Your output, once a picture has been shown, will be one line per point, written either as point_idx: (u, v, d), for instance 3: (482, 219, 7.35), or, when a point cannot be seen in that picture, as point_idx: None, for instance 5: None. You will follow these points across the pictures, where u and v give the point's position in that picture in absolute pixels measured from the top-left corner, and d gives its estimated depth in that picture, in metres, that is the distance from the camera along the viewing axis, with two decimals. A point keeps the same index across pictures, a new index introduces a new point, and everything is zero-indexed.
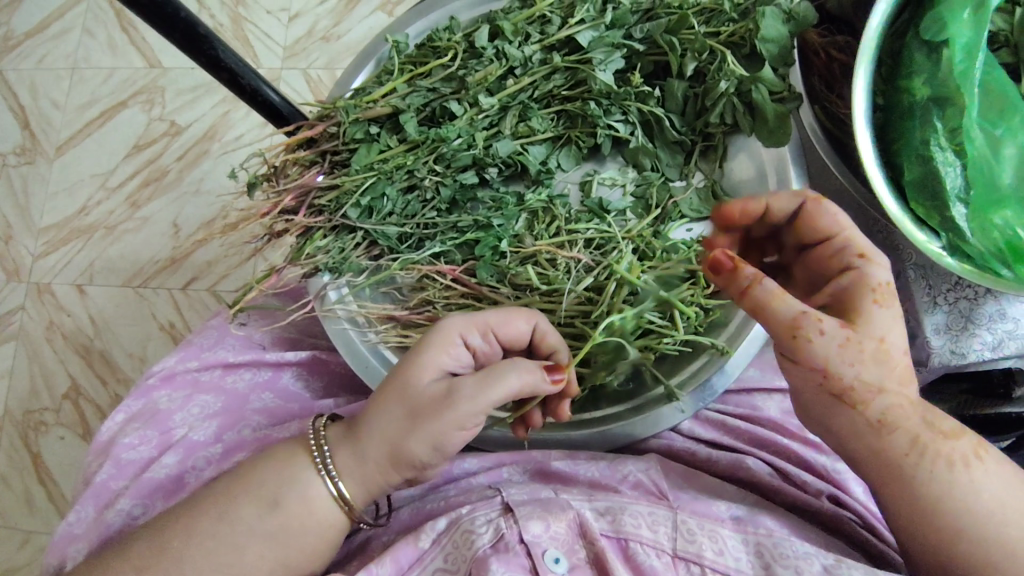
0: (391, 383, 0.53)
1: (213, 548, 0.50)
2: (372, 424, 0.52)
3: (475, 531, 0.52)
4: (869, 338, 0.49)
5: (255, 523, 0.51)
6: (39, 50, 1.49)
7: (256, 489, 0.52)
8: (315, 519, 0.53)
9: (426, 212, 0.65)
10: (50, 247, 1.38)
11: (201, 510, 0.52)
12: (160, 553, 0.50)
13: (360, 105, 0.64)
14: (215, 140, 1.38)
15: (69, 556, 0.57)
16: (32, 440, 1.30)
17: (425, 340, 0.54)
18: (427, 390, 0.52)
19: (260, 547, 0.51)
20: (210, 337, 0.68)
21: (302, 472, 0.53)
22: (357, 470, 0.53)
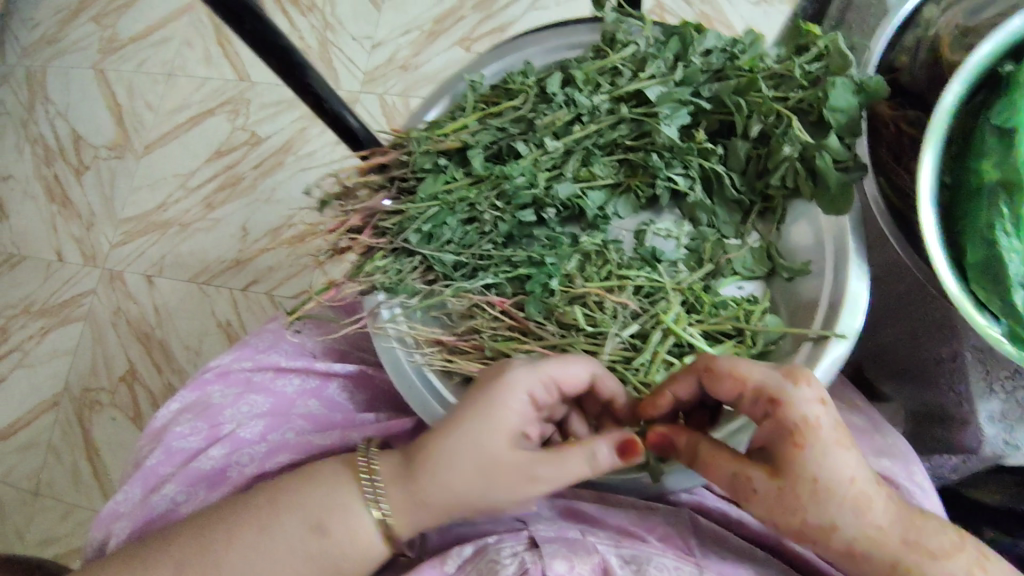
0: (457, 443, 0.52)
1: (253, 560, 0.53)
2: (440, 473, 0.53)
3: (501, 562, 0.52)
4: (802, 489, 0.51)
5: (297, 542, 0.53)
6: (141, 54, 1.61)
7: (302, 509, 0.54)
8: (356, 544, 0.54)
9: (483, 244, 0.67)
10: (128, 237, 1.47)
11: (247, 519, 0.54)
12: (201, 555, 0.53)
13: (431, 138, 0.68)
14: (291, 153, 1.47)
15: (113, 533, 0.61)
16: (87, 417, 1.37)
17: (494, 403, 0.52)
18: (501, 457, 0.52)
19: (300, 565, 0.53)
20: (266, 338, 0.71)
21: (346, 497, 0.55)
22: (411, 507, 0.54)
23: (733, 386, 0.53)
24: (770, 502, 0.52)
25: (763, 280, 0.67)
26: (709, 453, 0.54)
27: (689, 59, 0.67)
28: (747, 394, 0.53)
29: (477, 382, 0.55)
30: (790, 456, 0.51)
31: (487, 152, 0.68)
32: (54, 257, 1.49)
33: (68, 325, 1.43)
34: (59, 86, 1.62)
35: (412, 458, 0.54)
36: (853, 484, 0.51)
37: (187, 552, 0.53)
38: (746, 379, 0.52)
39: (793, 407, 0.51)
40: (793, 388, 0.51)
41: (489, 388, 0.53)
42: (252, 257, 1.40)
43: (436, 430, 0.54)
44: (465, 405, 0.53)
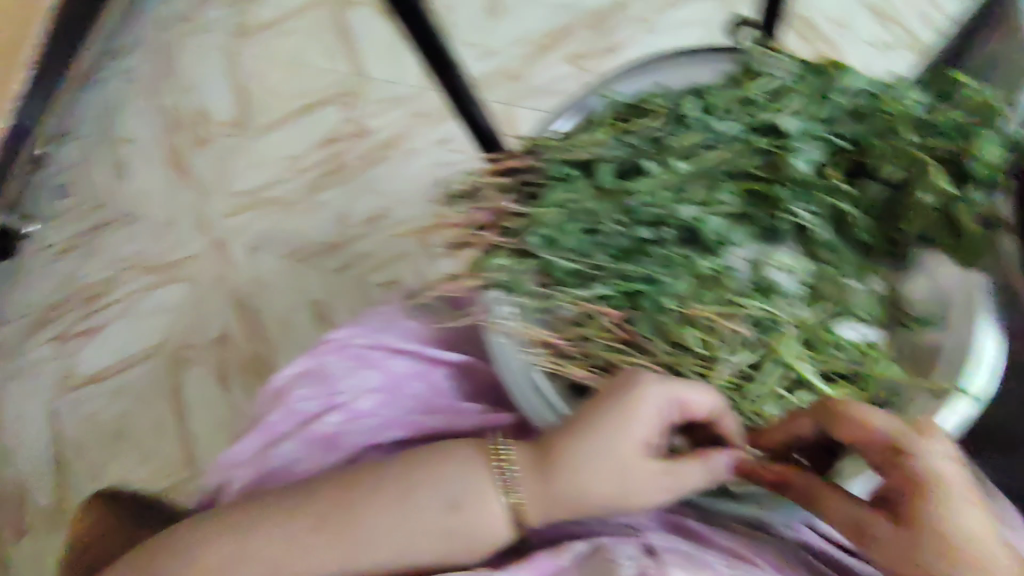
0: (594, 454, 0.54)
1: (391, 526, 0.55)
2: (577, 476, 0.55)
3: (620, 561, 0.53)
4: (933, 542, 0.51)
5: (433, 516, 0.55)
6: (268, 40, 1.71)
7: (440, 487, 0.56)
8: (486, 527, 0.56)
9: (599, 256, 0.68)
10: (237, 209, 1.56)
11: (386, 487, 0.56)
12: (342, 513, 0.56)
13: (565, 148, 0.70)
14: (395, 148, 1.53)
15: (233, 480, 0.65)
16: (179, 371, 1.46)
17: (631, 421, 0.54)
18: (636, 467, 0.54)
19: (433, 538, 0.55)
20: (378, 321, 0.73)
21: (480, 481, 0.56)
22: (545, 500, 0.56)
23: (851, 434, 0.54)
24: (896, 554, 0.52)
25: (880, 326, 0.67)
26: (831, 497, 0.54)
27: (829, 96, 0.67)
28: (866, 444, 0.54)
29: (600, 392, 0.56)
30: (914, 506, 0.52)
31: (617, 168, 0.69)
32: (167, 220, 1.59)
33: (173, 284, 1.53)
34: (191, 62, 1.74)
35: (543, 459, 0.56)
36: (985, 542, 0.51)
37: (330, 510, 0.56)
38: (871, 429, 0.53)
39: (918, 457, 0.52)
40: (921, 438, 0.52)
41: (620, 402, 0.54)
42: (348, 242, 1.47)
43: (566, 441, 0.55)
44: (595, 417, 0.55)
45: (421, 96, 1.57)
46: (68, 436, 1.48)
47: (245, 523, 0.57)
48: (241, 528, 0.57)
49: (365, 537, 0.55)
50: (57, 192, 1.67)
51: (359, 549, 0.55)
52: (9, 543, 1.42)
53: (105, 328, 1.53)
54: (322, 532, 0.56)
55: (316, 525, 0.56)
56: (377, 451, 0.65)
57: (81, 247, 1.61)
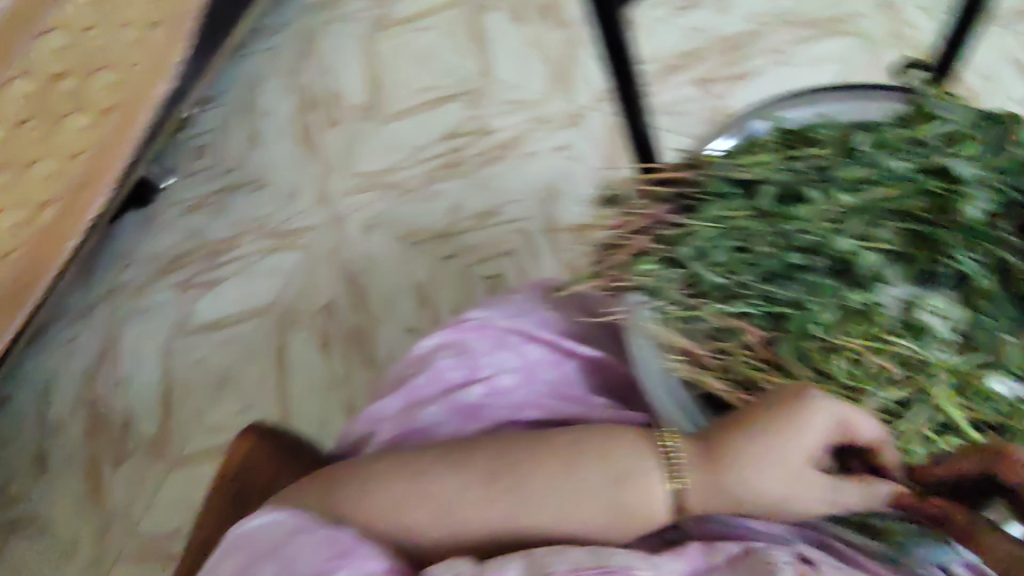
0: (760, 453, 0.54)
1: (556, 492, 0.54)
2: (745, 477, 0.55)
3: (779, 565, 0.51)
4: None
5: (601, 487, 0.54)
6: (405, 35, 1.80)
7: (610, 458, 0.55)
8: (649, 509, 0.55)
9: (748, 274, 0.70)
10: (357, 189, 1.65)
11: (555, 451, 0.56)
12: (506, 473, 0.55)
13: (730, 166, 0.72)
14: (514, 149, 1.58)
15: (378, 432, 0.71)
16: (285, 332, 1.55)
17: (801, 425, 0.54)
18: (802, 472, 0.54)
19: (596, 512, 0.54)
20: (513, 307, 0.77)
21: (647, 461, 0.55)
22: (705, 493, 0.56)
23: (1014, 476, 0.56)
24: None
25: None
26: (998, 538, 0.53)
27: (1006, 148, 0.68)
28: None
29: (772, 400, 0.56)
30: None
31: (778, 192, 0.71)
32: (292, 190, 1.69)
33: (290, 250, 1.63)
34: (331, 46, 1.85)
35: (710, 456, 0.55)
36: None
37: (493, 469, 0.56)
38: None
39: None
40: None
41: (797, 413, 0.54)
42: (458, 233, 1.53)
43: (732, 436, 0.56)
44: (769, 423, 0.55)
45: (545, 102, 1.62)
46: (175, 377, 1.58)
47: (404, 472, 0.57)
48: (403, 467, 0.57)
49: (529, 501, 0.54)
50: (196, 153, 1.80)
51: (521, 512, 0.54)
52: (109, 467, 1.53)
53: (222, 282, 1.64)
54: (486, 490, 0.55)
55: (481, 482, 0.55)
56: (517, 425, 0.69)
57: (211, 205, 1.73)
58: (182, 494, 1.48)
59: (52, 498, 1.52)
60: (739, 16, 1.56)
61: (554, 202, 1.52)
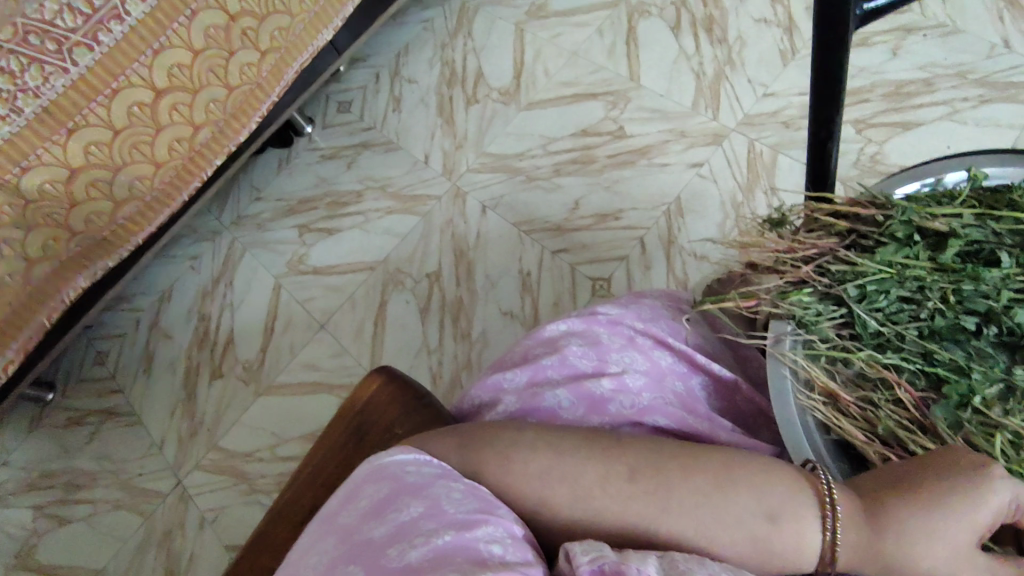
0: (930, 517, 0.52)
1: (702, 508, 0.53)
2: (907, 541, 0.52)
3: None
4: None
5: (748, 516, 0.53)
6: (558, 28, 1.81)
7: (762, 491, 0.53)
8: (796, 551, 0.53)
9: (909, 327, 0.66)
10: (483, 167, 1.68)
11: (700, 468, 0.55)
12: (651, 476, 0.55)
13: (919, 213, 0.66)
14: (645, 157, 1.57)
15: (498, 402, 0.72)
16: (388, 291, 1.61)
17: (976, 495, 0.52)
18: (969, 545, 0.51)
19: (741, 540, 0.53)
20: (648, 311, 0.78)
21: (803, 503, 0.53)
22: (859, 550, 0.52)
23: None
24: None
25: None
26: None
27: None
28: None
29: (939, 462, 0.54)
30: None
31: (965, 248, 0.66)
32: (421, 158, 1.75)
33: (408, 214, 1.68)
34: (484, 27, 1.89)
35: (870, 512, 0.53)
36: None
37: (639, 468, 0.55)
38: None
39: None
40: None
41: (970, 481, 0.52)
42: (574, 229, 1.53)
43: (897, 498, 0.53)
44: (939, 486, 0.53)
45: (687, 116, 1.59)
46: (280, 310, 1.66)
47: (546, 450, 0.58)
48: (539, 442, 0.59)
49: (672, 511, 0.53)
50: (339, 106, 1.89)
51: (661, 521, 0.54)
52: (206, 381, 1.63)
53: (340, 232, 1.72)
54: (628, 489, 0.55)
55: (625, 479, 0.55)
56: (638, 428, 0.67)
57: (343, 158, 1.81)
58: (265, 420, 1.55)
59: (152, 397, 1.64)
60: (911, 63, 1.48)
61: (677, 216, 1.50)
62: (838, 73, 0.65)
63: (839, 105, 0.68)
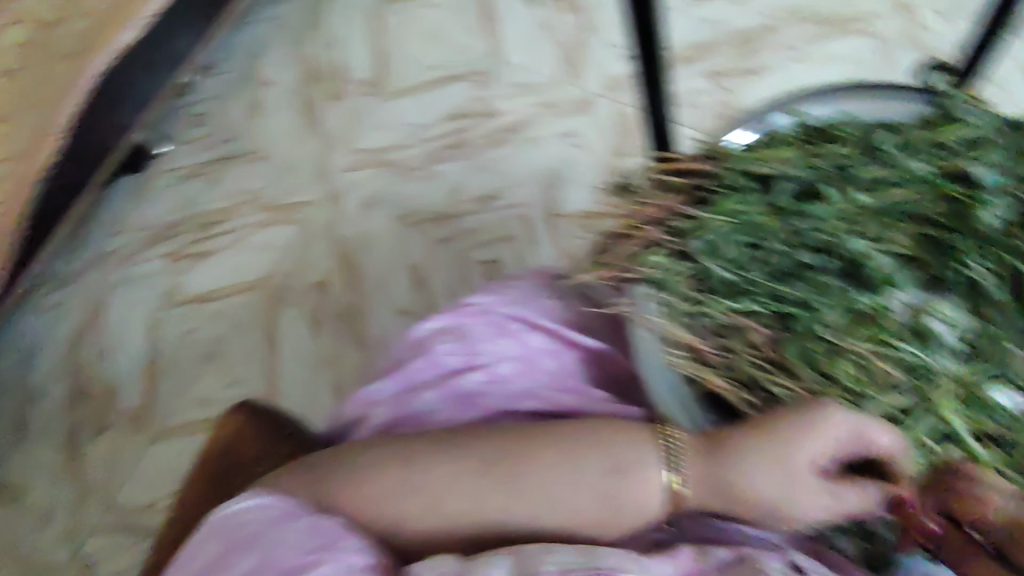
0: (763, 450, 0.57)
1: (555, 478, 0.57)
2: (738, 471, 0.58)
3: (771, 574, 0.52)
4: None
5: (597, 476, 0.58)
6: (415, 11, 1.75)
7: (607, 449, 0.59)
8: (641, 501, 0.58)
9: (757, 272, 0.69)
10: (356, 165, 1.61)
11: (553, 441, 0.59)
12: (508, 457, 0.59)
13: (749, 160, 0.70)
14: (519, 133, 1.56)
15: (370, 416, 0.70)
16: (277, 308, 1.53)
17: (805, 426, 0.56)
18: (801, 472, 0.56)
19: (592, 500, 0.57)
20: (522, 293, 0.76)
21: (645, 454, 0.59)
22: (705, 483, 0.59)
23: (984, 513, 0.59)
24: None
25: None
26: (977, 561, 0.59)
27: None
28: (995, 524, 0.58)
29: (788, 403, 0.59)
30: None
31: (796, 189, 0.69)
32: (290, 164, 1.66)
33: (285, 225, 1.60)
34: (338, 19, 1.80)
35: (711, 449, 0.59)
36: None
37: (496, 452, 0.59)
38: (1000, 511, 0.58)
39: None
40: None
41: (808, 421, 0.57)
42: (457, 215, 1.51)
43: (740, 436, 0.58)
44: (777, 425, 0.57)
45: (555, 87, 1.59)
46: (163, 348, 1.55)
47: (411, 450, 0.61)
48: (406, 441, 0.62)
49: (528, 486, 0.57)
50: (193, 120, 1.76)
51: (519, 497, 0.57)
52: (90, 437, 1.50)
53: (215, 254, 1.61)
54: (486, 472, 0.58)
55: (480, 467, 0.58)
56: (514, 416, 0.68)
57: (206, 175, 1.69)
58: (164, 467, 1.45)
59: (30, 464, 1.49)
60: (754, 10, 1.53)
61: (557, 189, 1.50)
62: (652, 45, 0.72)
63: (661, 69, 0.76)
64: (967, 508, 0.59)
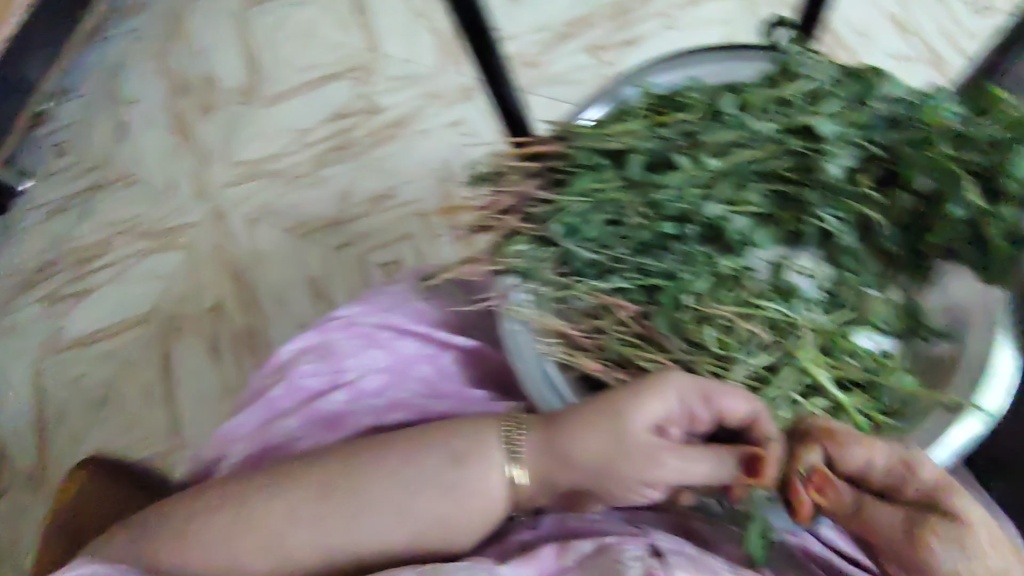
0: (602, 414, 0.54)
1: (393, 485, 0.54)
2: (578, 440, 0.54)
3: (625, 563, 0.48)
4: (958, 568, 0.50)
5: (434, 474, 0.54)
6: (283, 11, 1.67)
7: (445, 443, 0.56)
8: (487, 497, 0.55)
9: (621, 248, 0.68)
10: (239, 179, 1.53)
11: (390, 446, 0.56)
12: (345, 471, 0.55)
13: (598, 136, 0.68)
14: (405, 128, 1.50)
15: (228, 454, 0.66)
16: (170, 339, 1.43)
17: (645, 386, 0.54)
18: (639, 438, 0.53)
19: (433, 500, 0.54)
20: (387, 299, 0.72)
21: (486, 444, 0.56)
22: (543, 461, 0.55)
23: (861, 449, 0.54)
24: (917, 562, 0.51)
25: (898, 337, 0.68)
26: (869, 505, 0.53)
27: (868, 103, 0.65)
28: (874, 460, 0.54)
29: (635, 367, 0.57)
30: (944, 524, 0.50)
31: (645, 160, 0.68)
32: (167, 186, 1.55)
33: (168, 251, 1.50)
34: (202, 26, 1.69)
35: (552, 421, 0.56)
36: None
37: (333, 468, 0.56)
38: (875, 442, 0.54)
39: (928, 466, 0.53)
40: (970, 500, 0.52)
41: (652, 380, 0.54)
42: (351, 219, 1.45)
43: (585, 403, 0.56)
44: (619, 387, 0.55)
45: (436, 76, 1.54)
46: (50, 399, 1.43)
47: (253, 480, 0.57)
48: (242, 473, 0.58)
49: (366, 499, 0.54)
50: (54, 150, 1.62)
51: (359, 513, 0.54)
52: None
53: (95, 291, 1.50)
54: (323, 492, 0.54)
55: (317, 488, 0.55)
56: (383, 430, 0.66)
57: (76, 208, 1.57)
58: None
59: None
60: None
61: (449, 180, 1.46)
62: (481, 33, 0.73)
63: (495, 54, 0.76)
64: (843, 446, 0.55)
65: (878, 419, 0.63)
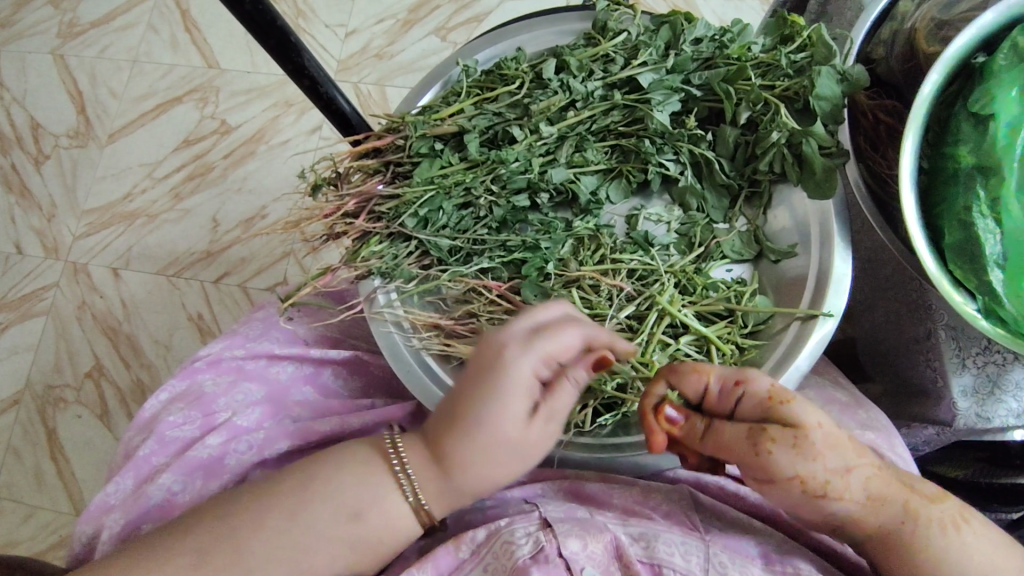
0: (477, 434, 0.52)
1: (287, 543, 0.53)
2: (468, 467, 0.53)
3: (516, 541, 0.54)
4: (797, 471, 0.52)
5: (332, 527, 0.54)
6: (103, 40, 1.54)
7: (339, 495, 0.55)
8: (394, 529, 0.56)
9: (477, 229, 0.68)
10: (92, 229, 1.42)
11: (274, 506, 0.54)
12: (231, 543, 0.53)
13: (428, 122, 0.68)
14: (262, 142, 1.42)
15: (105, 524, 0.63)
16: (50, 414, 1.32)
17: (496, 387, 0.52)
18: (521, 433, 0.52)
19: (337, 548, 0.54)
20: (258, 327, 0.73)
21: (377, 485, 0.55)
22: (451, 494, 0.55)
23: (701, 377, 0.57)
24: (761, 470, 0.54)
25: (751, 263, 0.70)
26: (718, 422, 0.56)
27: (680, 47, 0.68)
28: (714, 383, 0.57)
29: (471, 367, 0.54)
30: (781, 430, 0.53)
31: (482, 138, 0.68)
32: (13, 250, 1.42)
33: (28, 320, 1.38)
34: (15, 70, 1.55)
35: (432, 455, 0.54)
36: (844, 478, 0.53)
37: (215, 535, 0.53)
38: (709, 368, 0.57)
39: (758, 382, 0.55)
40: (798, 397, 0.54)
41: (498, 383, 0.52)
42: (224, 247, 1.36)
43: (451, 430, 0.53)
44: (471, 401, 0.52)
45: (283, 83, 1.45)
46: None
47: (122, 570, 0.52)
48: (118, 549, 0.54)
49: (258, 559, 0.53)
50: None
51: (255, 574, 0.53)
52: None
53: None
54: (207, 562, 0.52)
55: (197, 562, 0.52)
56: (267, 464, 0.64)
57: None
58: None
59: None
60: None
61: None
62: (283, 35, 0.67)
63: (303, 53, 0.70)
64: (691, 377, 0.57)
65: (745, 343, 0.65)
